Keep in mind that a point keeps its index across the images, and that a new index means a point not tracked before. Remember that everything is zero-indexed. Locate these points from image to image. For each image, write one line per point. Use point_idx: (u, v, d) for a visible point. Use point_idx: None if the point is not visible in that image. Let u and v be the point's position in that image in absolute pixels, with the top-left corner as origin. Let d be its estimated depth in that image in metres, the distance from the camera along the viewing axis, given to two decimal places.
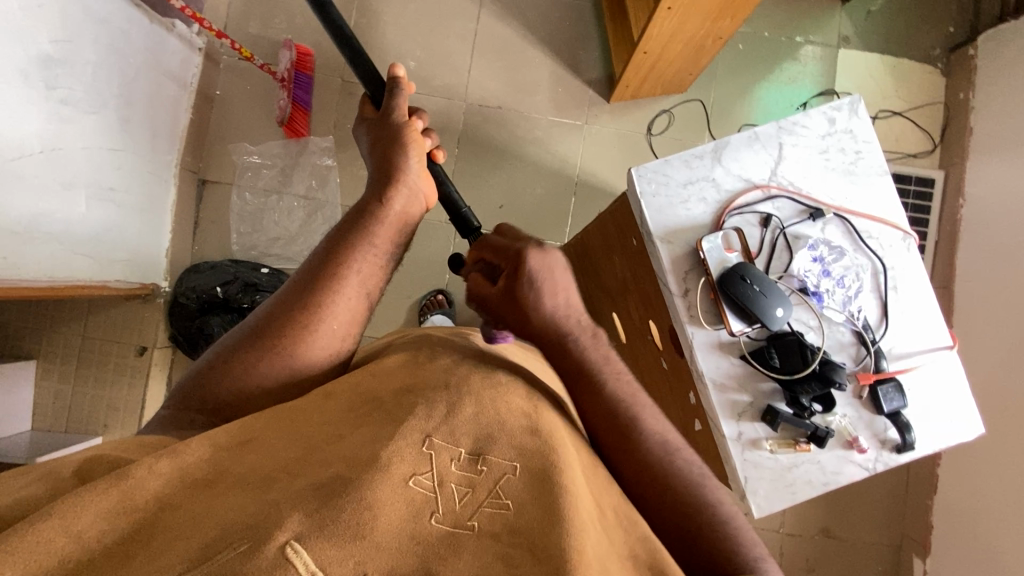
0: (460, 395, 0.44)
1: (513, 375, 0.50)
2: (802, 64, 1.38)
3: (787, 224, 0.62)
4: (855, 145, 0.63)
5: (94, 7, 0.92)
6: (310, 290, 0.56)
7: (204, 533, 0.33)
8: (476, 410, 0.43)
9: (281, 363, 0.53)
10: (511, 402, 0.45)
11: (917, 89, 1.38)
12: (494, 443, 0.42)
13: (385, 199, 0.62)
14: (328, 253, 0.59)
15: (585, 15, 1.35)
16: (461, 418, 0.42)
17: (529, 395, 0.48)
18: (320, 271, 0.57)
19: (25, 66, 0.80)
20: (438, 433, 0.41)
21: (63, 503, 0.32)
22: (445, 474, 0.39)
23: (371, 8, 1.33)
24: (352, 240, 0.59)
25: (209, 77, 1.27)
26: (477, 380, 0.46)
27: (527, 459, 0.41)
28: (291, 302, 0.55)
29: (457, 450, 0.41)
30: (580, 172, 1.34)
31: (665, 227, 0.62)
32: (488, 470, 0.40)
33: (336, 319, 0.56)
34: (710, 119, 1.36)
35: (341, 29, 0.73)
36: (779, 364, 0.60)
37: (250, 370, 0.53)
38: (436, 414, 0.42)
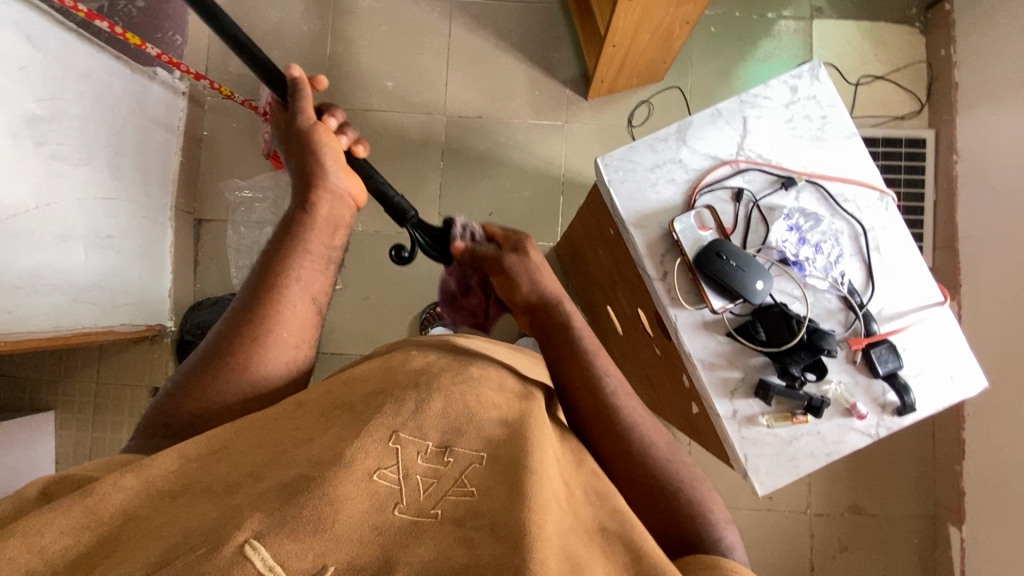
0: (429, 391, 0.45)
1: (485, 368, 0.52)
2: (778, 40, 1.37)
3: (759, 196, 0.62)
4: (821, 111, 0.63)
5: (75, 64, 0.96)
6: (255, 304, 0.59)
7: (163, 540, 0.34)
8: (444, 405, 0.44)
9: (237, 377, 0.56)
10: (482, 395, 0.47)
11: (897, 50, 1.37)
12: (461, 435, 0.43)
13: (311, 205, 0.66)
14: (268, 265, 0.63)
15: (554, 16, 1.37)
16: (430, 413, 0.44)
17: (502, 388, 0.50)
18: (263, 285, 0.61)
19: (12, 126, 0.84)
20: (405, 429, 0.42)
21: (26, 522, 0.33)
22: (411, 467, 0.40)
23: (345, 35, 1.36)
24: (290, 249, 0.63)
25: (195, 118, 1.30)
26: (447, 376, 0.48)
27: (492, 449, 0.42)
28: (241, 316, 0.59)
29: (423, 444, 0.42)
30: (565, 171, 1.35)
31: (637, 212, 0.61)
32: (454, 461, 0.41)
33: (285, 327, 0.60)
34: (690, 105, 1.36)
35: (196, 1, 0.64)
36: (766, 337, 0.59)
37: (209, 390, 0.55)
38: (404, 411, 0.43)
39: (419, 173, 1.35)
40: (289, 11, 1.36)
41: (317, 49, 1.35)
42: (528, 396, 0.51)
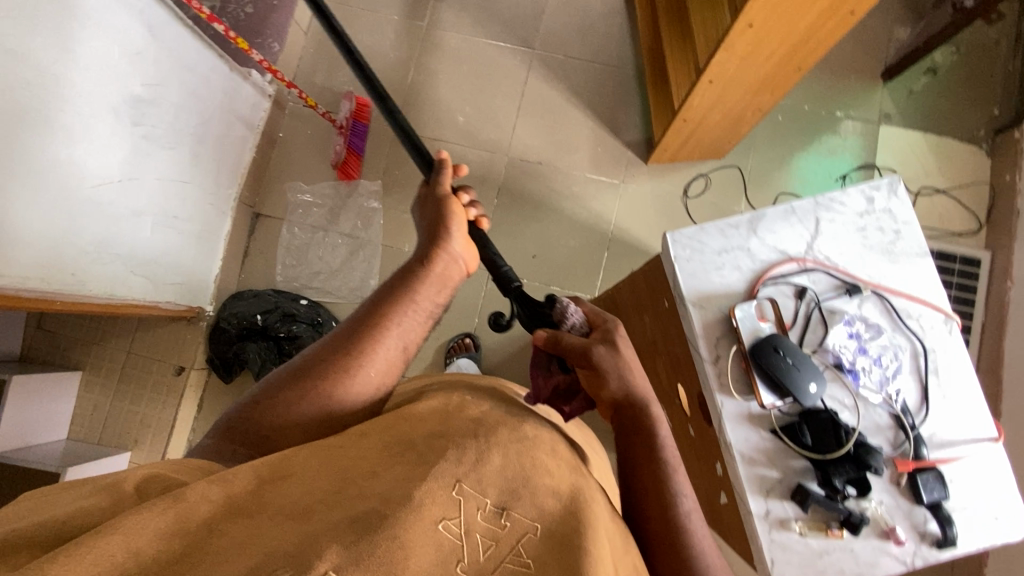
0: (488, 446, 0.48)
1: (538, 428, 0.54)
2: (841, 138, 1.40)
3: (822, 298, 0.62)
4: (894, 225, 0.63)
5: (184, 56, 1.03)
6: (355, 339, 0.61)
7: (247, 559, 0.36)
8: (502, 463, 0.47)
9: (321, 401, 0.57)
10: (536, 456, 0.49)
11: (961, 168, 1.38)
12: (518, 499, 0.45)
13: (428, 262, 0.69)
14: (376, 303, 0.65)
15: (628, 80, 1.42)
16: (489, 468, 0.47)
17: (551, 449, 0.52)
18: (365, 321, 0.63)
19: (117, 105, 0.91)
20: (466, 481, 0.45)
21: (127, 518, 0.36)
22: (472, 523, 0.43)
23: (427, 66, 1.44)
24: (399, 295, 0.65)
25: (275, 120, 1.37)
26: (504, 432, 0.51)
27: (548, 518, 0.45)
28: (338, 346, 0.61)
29: (482, 500, 0.44)
30: (614, 228, 1.37)
31: (699, 292, 0.62)
32: (511, 524, 0.43)
33: (373, 367, 0.61)
34: (746, 186, 1.37)
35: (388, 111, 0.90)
36: (811, 442, 0.58)
37: (291, 411, 0.57)
38: (465, 460, 0.46)
39: None
40: (379, 37, 1.44)
41: (399, 75, 1.43)
42: (576, 464, 0.54)
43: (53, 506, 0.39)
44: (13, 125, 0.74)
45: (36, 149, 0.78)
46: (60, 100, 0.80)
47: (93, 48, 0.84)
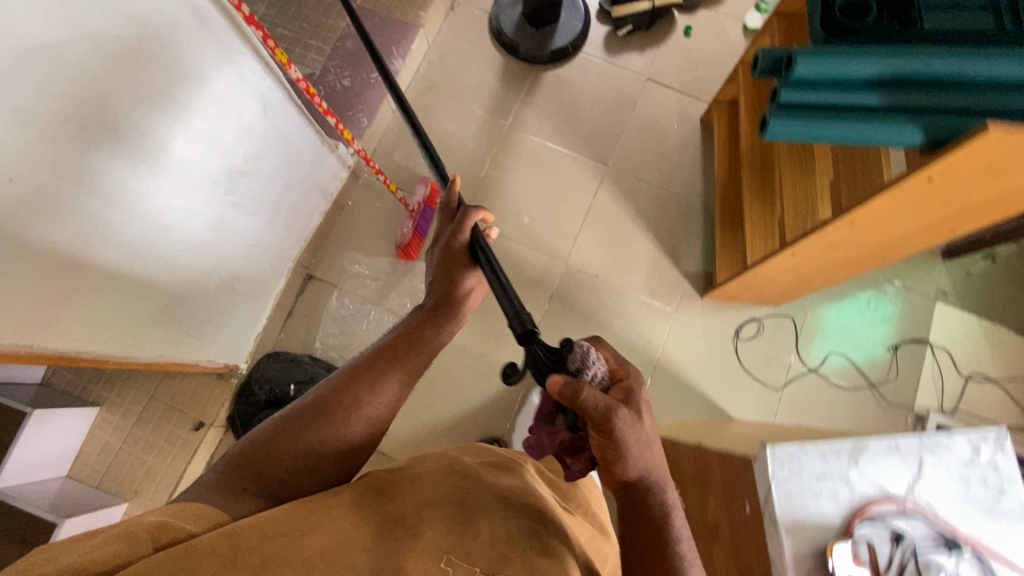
0: (475, 523, 0.55)
1: (515, 512, 0.59)
2: (897, 305, 1.39)
3: (920, 548, 0.59)
4: (999, 483, 0.61)
5: (286, 132, 1.06)
6: (366, 376, 0.66)
7: None
8: (488, 538, 0.54)
9: (332, 433, 0.62)
10: (514, 537, 0.55)
11: (1013, 359, 1.37)
12: (506, 570, 0.51)
13: (438, 307, 0.74)
14: (387, 344, 0.70)
15: (693, 212, 1.44)
16: (477, 543, 0.53)
17: (529, 532, 0.57)
18: (370, 366, 0.68)
19: (216, 175, 0.93)
20: (454, 553, 0.51)
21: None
22: None
23: (503, 164, 1.48)
24: (411, 338, 0.71)
25: (347, 189, 1.39)
26: (485, 513, 0.57)
27: None
28: (350, 382, 0.66)
29: (473, 571, 0.50)
30: (660, 355, 1.35)
31: (792, 518, 0.60)
32: None
33: (381, 402, 0.66)
34: (799, 338, 1.36)
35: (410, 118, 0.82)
36: None
37: (303, 442, 0.61)
38: (453, 536, 0.53)
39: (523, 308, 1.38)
40: (463, 128, 1.49)
41: (475, 167, 1.47)
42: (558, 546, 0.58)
43: (54, 558, 0.41)
44: (115, 197, 0.74)
45: (131, 214, 0.78)
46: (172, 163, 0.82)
47: (210, 128, 0.86)
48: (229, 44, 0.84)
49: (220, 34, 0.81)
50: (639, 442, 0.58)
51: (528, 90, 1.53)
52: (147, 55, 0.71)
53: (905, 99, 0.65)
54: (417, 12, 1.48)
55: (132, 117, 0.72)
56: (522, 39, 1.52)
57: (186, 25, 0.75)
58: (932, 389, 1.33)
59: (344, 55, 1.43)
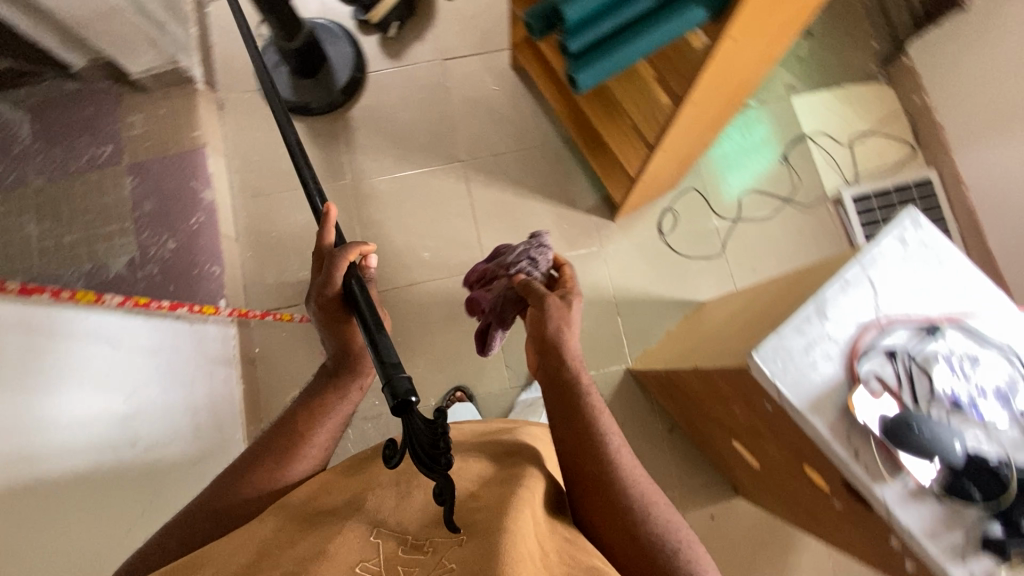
0: (410, 490, 0.63)
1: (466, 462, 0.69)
2: (766, 122, 1.47)
3: (914, 350, 0.63)
4: (935, 255, 0.66)
5: (147, 343, 0.97)
6: (291, 428, 0.72)
7: None
8: (421, 499, 0.61)
9: (261, 484, 0.68)
10: (460, 487, 0.64)
11: (874, 106, 1.48)
12: (438, 522, 0.58)
13: (339, 364, 0.75)
14: (308, 396, 0.75)
15: (560, 153, 1.44)
16: (410, 510, 0.60)
17: (479, 472, 0.68)
18: (294, 418, 0.73)
19: (111, 437, 0.84)
20: (384, 528, 0.58)
21: None
22: (391, 557, 0.55)
23: (370, 218, 1.40)
24: (326, 392, 0.75)
25: (247, 339, 1.29)
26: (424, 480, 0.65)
27: (468, 528, 0.56)
28: (277, 436, 0.71)
29: (403, 537, 0.57)
30: (615, 292, 1.37)
31: (809, 399, 0.62)
32: (432, 548, 0.55)
33: (313, 448, 0.72)
34: (711, 202, 1.41)
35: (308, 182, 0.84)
36: (981, 496, 0.58)
37: (229, 497, 0.66)
38: (386, 516, 0.59)
39: (476, 332, 1.35)
40: (311, 211, 1.39)
41: (349, 239, 1.38)
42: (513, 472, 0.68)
43: None
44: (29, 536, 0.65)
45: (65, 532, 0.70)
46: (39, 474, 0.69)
47: (74, 406, 0.77)
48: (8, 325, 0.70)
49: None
50: (564, 317, 0.76)
51: (346, 137, 1.44)
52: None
53: None
54: (192, 133, 1.34)
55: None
56: (307, 95, 1.42)
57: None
58: (831, 170, 1.44)
59: (151, 219, 1.28)
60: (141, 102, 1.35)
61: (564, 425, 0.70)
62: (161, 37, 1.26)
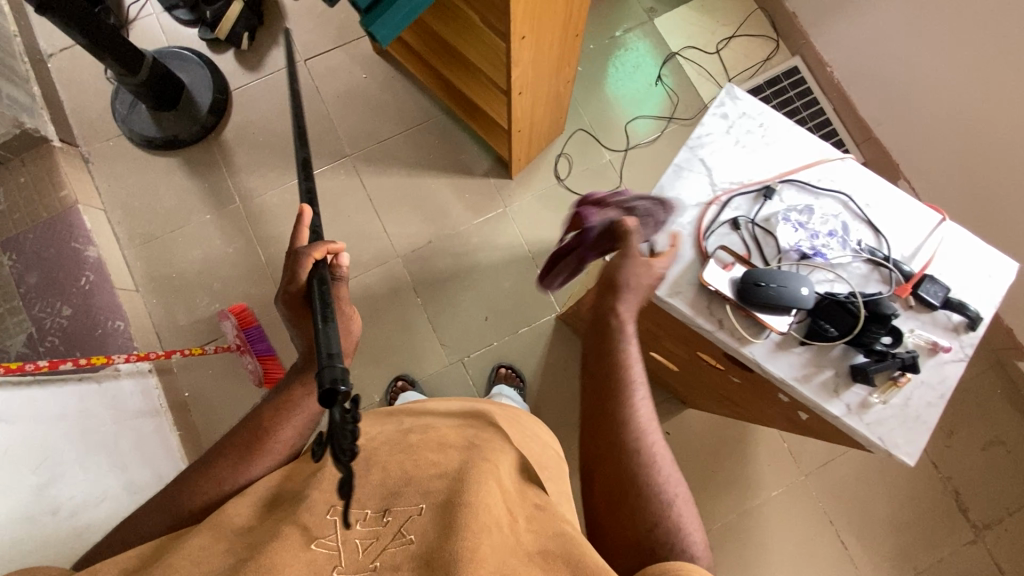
0: (371, 466, 0.58)
1: (428, 430, 0.65)
2: (635, 48, 1.49)
3: (753, 215, 0.66)
4: (756, 122, 0.69)
5: (52, 409, 0.94)
6: (257, 423, 0.69)
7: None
8: (382, 476, 0.57)
9: (222, 479, 0.65)
10: (424, 455, 0.59)
11: (731, 9, 1.52)
12: (401, 497, 0.54)
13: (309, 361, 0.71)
14: (277, 390, 0.72)
15: (444, 125, 1.44)
16: (369, 486, 0.56)
17: (453, 438, 0.63)
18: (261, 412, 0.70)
19: (27, 510, 0.82)
20: (343, 504, 0.54)
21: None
22: (349, 533, 0.51)
23: (270, 235, 1.37)
24: (293, 386, 0.71)
25: (172, 385, 1.25)
26: (387, 452, 0.61)
27: (430, 499, 0.53)
28: (242, 430, 0.69)
29: (363, 511, 0.53)
30: (530, 246, 1.38)
31: (665, 283, 0.64)
32: (392, 519, 0.52)
33: (279, 443, 0.68)
34: (600, 137, 1.44)
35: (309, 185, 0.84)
36: (836, 331, 0.62)
37: (190, 493, 0.64)
38: (347, 493, 0.55)
39: (404, 319, 1.35)
40: (208, 243, 1.36)
41: (254, 260, 1.35)
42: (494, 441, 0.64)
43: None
44: None
45: None
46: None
47: None
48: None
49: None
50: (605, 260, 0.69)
51: (224, 160, 1.40)
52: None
53: None
54: (60, 194, 1.29)
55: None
56: (174, 126, 1.37)
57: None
58: (705, 81, 1.48)
59: (38, 292, 1.20)
60: None
61: (592, 363, 0.63)
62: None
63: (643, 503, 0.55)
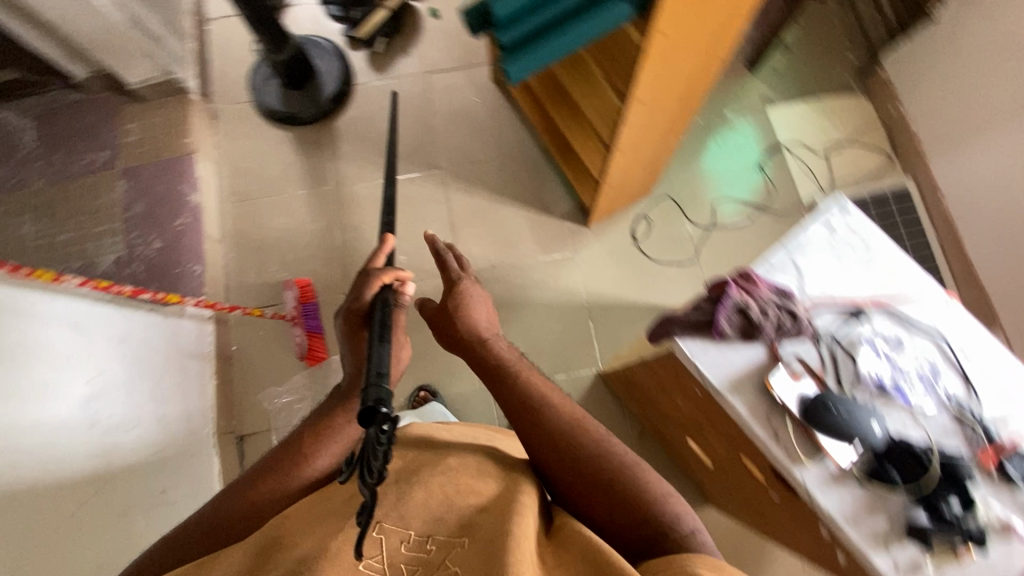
0: (412, 489, 0.68)
1: (461, 459, 0.74)
2: (742, 132, 1.49)
3: (836, 334, 0.63)
4: (862, 241, 0.66)
5: (116, 330, 1.01)
6: (301, 441, 0.77)
7: None
8: (424, 497, 0.66)
9: (272, 490, 0.74)
10: (458, 486, 0.68)
11: (850, 117, 1.49)
12: (439, 525, 0.63)
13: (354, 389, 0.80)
14: (323, 413, 0.80)
15: (537, 161, 1.47)
16: (412, 508, 0.65)
17: (480, 468, 0.72)
18: (307, 432, 0.78)
19: (69, 417, 0.87)
20: (388, 520, 0.64)
21: None
22: (395, 554, 0.60)
23: (350, 222, 1.44)
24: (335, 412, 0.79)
25: (224, 336, 1.32)
26: (428, 475, 0.70)
27: (467, 532, 0.62)
28: (288, 446, 0.77)
29: (407, 533, 0.62)
30: (588, 296, 1.38)
31: (728, 379, 0.62)
32: (434, 547, 0.61)
33: (322, 457, 0.76)
34: (686, 209, 1.43)
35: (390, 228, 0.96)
36: (901, 478, 0.58)
37: (245, 502, 0.72)
38: (393, 510, 0.65)
39: None
40: (293, 215, 1.44)
41: (329, 242, 1.42)
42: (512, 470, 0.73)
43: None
44: None
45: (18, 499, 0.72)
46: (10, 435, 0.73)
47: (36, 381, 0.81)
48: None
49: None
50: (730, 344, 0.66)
51: (330, 145, 1.50)
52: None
53: None
54: (183, 140, 1.41)
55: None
56: (295, 105, 1.49)
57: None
58: (807, 180, 1.44)
59: (140, 221, 1.35)
60: (139, 111, 1.42)
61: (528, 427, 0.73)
62: (158, 51, 1.34)
63: (641, 514, 0.65)
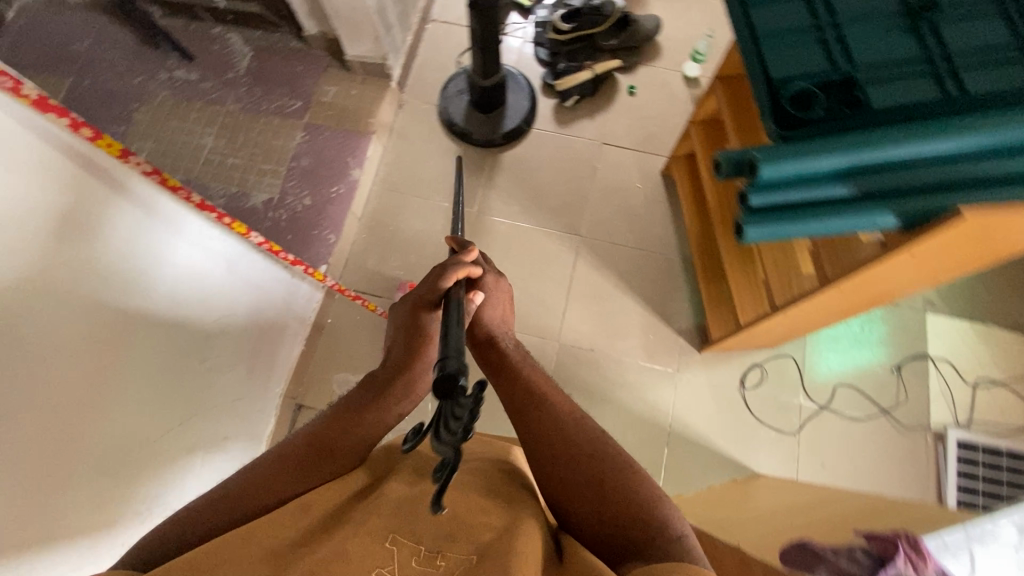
0: (423, 497, 0.66)
1: (470, 475, 0.71)
2: (893, 324, 1.39)
3: None
4: None
5: (254, 279, 1.05)
6: (330, 428, 0.77)
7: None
8: (435, 507, 0.64)
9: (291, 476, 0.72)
10: (469, 500, 0.65)
11: (1014, 358, 1.37)
12: (451, 540, 0.60)
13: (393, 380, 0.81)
14: (354, 404, 0.80)
15: (674, 267, 1.44)
16: (423, 518, 0.62)
17: (486, 483, 0.70)
18: (337, 420, 0.78)
19: (189, 348, 0.90)
20: (400, 529, 0.61)
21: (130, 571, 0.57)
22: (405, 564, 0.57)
23: None
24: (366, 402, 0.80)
25: (325, 307, 1.36)
26: (440, 487, 0.68)
27: (479, 553, 0.58)
28: (315, 431, 0.77)
29: (417, 546, 0.59)
30: (672, 421, 1.32)
31: None
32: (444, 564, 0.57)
33: (347, 444, 0.76)
34: (804, 377, 1.35)
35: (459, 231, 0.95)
36: None
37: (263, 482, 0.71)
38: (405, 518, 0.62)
39: None
40: (430, 222, 1.48)
41: None
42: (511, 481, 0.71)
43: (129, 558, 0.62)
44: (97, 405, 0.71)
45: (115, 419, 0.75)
46: (129, 349, 0.77)
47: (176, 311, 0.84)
48: (174, 219, 0.82)
49: (137, 194, 0.75)
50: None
51: (489, 173, 1.54)
52: (66, 232, 0.63)
53: (875, 187, 0.65)
54: (367, 118, 1.49)
55: (69, 301, 0.65)
56: (473, 126, 1.54)
57: (96, 199, 0.67)
58: (944, 403, 1.33)
59: (303, 176, 1.43)
60: (341, 78, 1.51)
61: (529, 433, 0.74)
62: (384, 36, 1.40)
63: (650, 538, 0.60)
